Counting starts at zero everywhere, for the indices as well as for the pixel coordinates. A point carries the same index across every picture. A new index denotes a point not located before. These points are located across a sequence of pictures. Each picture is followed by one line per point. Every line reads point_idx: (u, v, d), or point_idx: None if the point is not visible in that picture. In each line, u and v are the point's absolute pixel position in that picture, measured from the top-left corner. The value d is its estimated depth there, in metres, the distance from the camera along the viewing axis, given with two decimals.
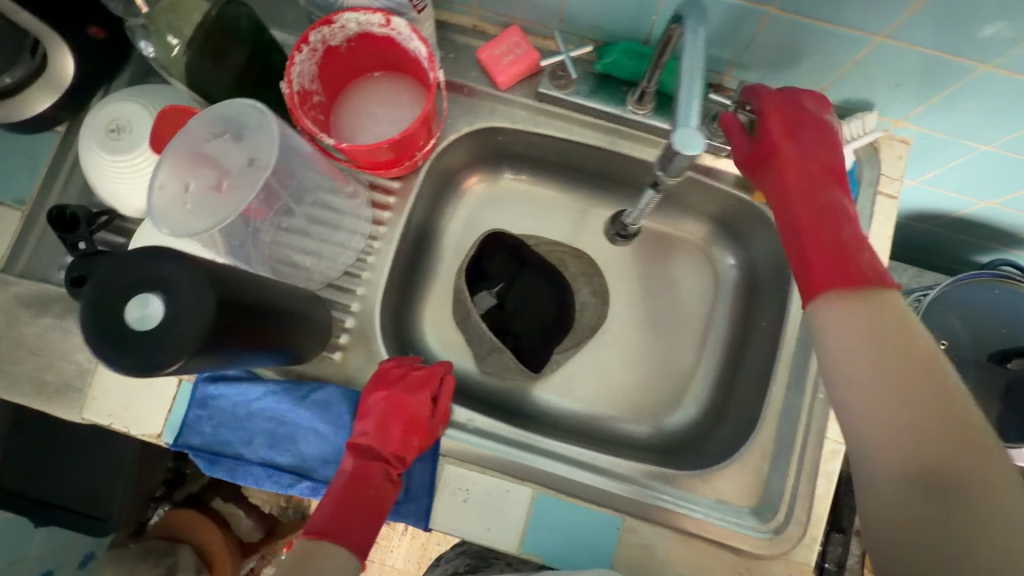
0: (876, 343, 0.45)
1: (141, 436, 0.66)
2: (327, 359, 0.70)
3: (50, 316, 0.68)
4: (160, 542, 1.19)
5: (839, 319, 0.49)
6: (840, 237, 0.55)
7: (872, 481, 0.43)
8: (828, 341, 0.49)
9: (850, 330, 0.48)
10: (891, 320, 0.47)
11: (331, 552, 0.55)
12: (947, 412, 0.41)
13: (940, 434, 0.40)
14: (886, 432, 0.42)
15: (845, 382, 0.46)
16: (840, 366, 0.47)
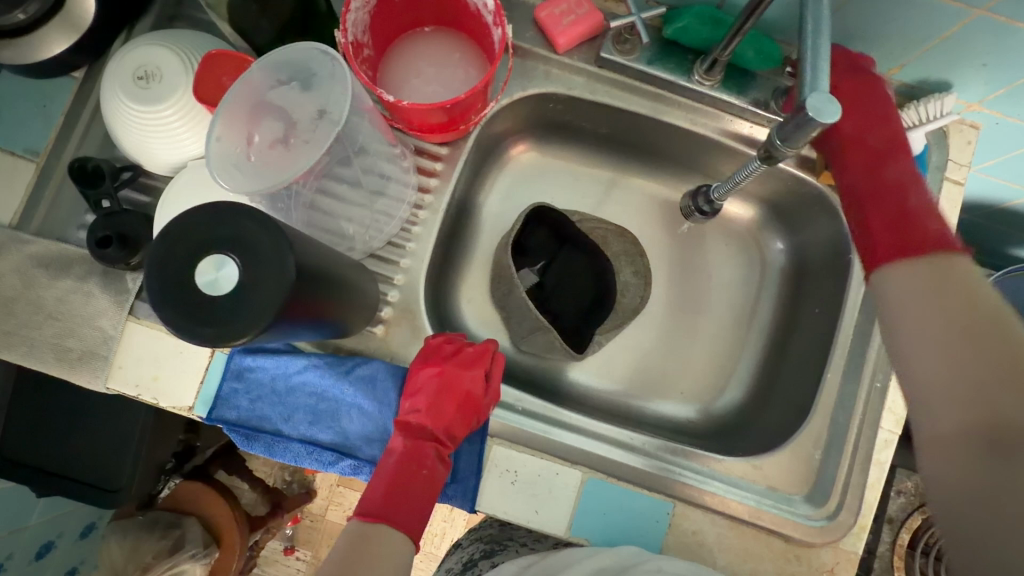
0: (937, 296, 0.44)
1: (172, 409, 0.63)
2: (370, 333, 0.66)
3: (71, 278, 0.63)
4: (167, 512, 1.15)
5: (899, 279, 0.47)
6: (904, 206, 0.53)
7: (935, 436, 0.40)
8: (889, 298, 0.47)
9: (911, 286, 0.46)
10: (959, 276, 0.44)
11: (384, 535, 0.55)
12: (1022, 368, 0.38)
13: (1012, 388, 0.38)
14: (952, 382, 0.40)
15: (908, 334, 0.44)
16: (904, 319, 0.45)
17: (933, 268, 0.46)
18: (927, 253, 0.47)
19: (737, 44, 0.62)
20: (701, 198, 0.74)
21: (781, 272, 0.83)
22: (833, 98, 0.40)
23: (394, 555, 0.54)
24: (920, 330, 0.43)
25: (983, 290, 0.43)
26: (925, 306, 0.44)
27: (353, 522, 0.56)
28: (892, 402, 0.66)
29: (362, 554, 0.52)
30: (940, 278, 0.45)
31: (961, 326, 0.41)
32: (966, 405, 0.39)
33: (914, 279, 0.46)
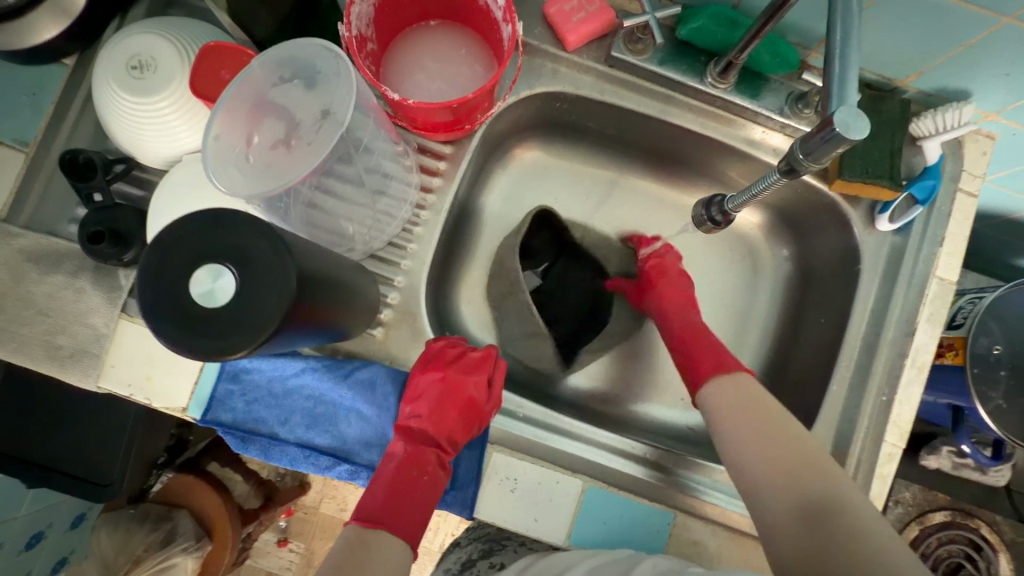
0: (754, 416, 0.57)
1: (165, 410, 0.61)
2: (369, 336, 0.65)
3: (61, 274, 0.61)
4: (158, 505, 1.15)
5: (719, 402, 0.60)
6: (682, 347, 0.68)
7: (761, 501, 0.52)
8: (726, 436, 0.57)
9: (731, 411, 0.58)
10: (759, 407, 0.57)
11: (383, 541, 0.54)
12: (797, 492, 0.50)
13: (795, 500, 0.50)
14: (765, 476, 0.53)
15: (737, 452, 0.56)
16: (753, 457, 0.54)
17: (730, 389, 0.60)
18: (724, 385, 0.61)
19: (753, 48, 0.60)
20: (715, 207, 0.68)
21: (787, 279, 0.81)
22: (863, 113, 0.38)
23: (391, 562, 0.53)
24: (731, 436, 0.57)
25: (772, 405, 0.58)
26: (738, 412, 0.58)
27: (349, 526, 0.55)
28: (898, 416, 0.65)
29: (358, 561, 0.51)
30: (753, 398, 0.58)
31: (768, 450, 0.54)
32: (785, 498, 0.50)
33: (723, 392, 0.60)
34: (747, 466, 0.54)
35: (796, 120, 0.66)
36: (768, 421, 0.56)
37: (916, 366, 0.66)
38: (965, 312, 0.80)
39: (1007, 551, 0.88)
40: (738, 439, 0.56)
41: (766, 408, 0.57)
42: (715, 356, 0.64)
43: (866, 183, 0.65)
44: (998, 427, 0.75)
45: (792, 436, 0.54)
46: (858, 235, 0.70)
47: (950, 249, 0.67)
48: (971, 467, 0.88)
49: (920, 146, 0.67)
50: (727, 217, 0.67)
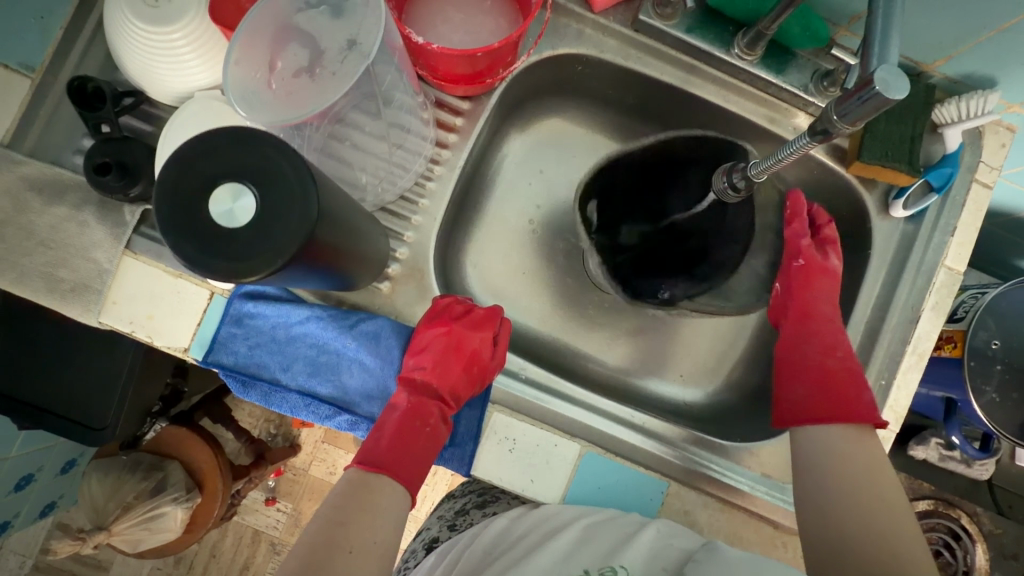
0: (858, 476, 0.55)
1: (166, 350, 0.61)
2: (375, 290, 0.64)
3: (65, 206, 0.60)
4: (150, 454, 1.14)
5: (819, 450, 0.58)
6: (824, 363, 0.63)
7: (846, 552, 0.52)
8: (813, 460, 0.58)
9: (831, 446, 0.58)
10: (867, 451, 0.57)
11: (385, 486, 0.54)
12: (889, 539, 0.51)
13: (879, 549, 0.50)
14: (852, 521, 0.53)
15: (825, 487, 0.56)
16: (837, 498, 0.55)
17: (850, 441, 0.58)
18: (839, 441, 0.58)
19: (783, 19, 0.59)
20: (737, 172, 0.59)
21: None
22: (903, 74, 0.38)
23: (393, 507, 0.53)
24: (825, 483, 0.56)
25: (878, 471, 0.55)
26: (834, 468, 0.56)
27: (351, 470, 0.55)
28: (894, 400, 0.66)
29: (361, 504, 0.52)
30: (864, 454, 0.57)
31: (862, 507, 0.53)
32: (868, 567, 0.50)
33: (834, 440, 0.58)
34: (836, 519, 0.54)
35: (819, 99, 0.65)
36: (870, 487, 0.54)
37: (917, 353, 0.66)
38: (965, 305, 0.81)
39: (985, 543, 0.91)
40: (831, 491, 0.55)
41: (872, 471, 0.55)
42: (845, 402, 0.60)
43: (884, 167, 0.65)
44: (989, 420, 0.76)
45: (889, 480, 0.55)
46: (871, 220, 0.70)
47: (961, 239, 0.67)
48: (957, 461, 0.90)
49: (940, 134, 0.67)
50: (751, 183, 0.58)
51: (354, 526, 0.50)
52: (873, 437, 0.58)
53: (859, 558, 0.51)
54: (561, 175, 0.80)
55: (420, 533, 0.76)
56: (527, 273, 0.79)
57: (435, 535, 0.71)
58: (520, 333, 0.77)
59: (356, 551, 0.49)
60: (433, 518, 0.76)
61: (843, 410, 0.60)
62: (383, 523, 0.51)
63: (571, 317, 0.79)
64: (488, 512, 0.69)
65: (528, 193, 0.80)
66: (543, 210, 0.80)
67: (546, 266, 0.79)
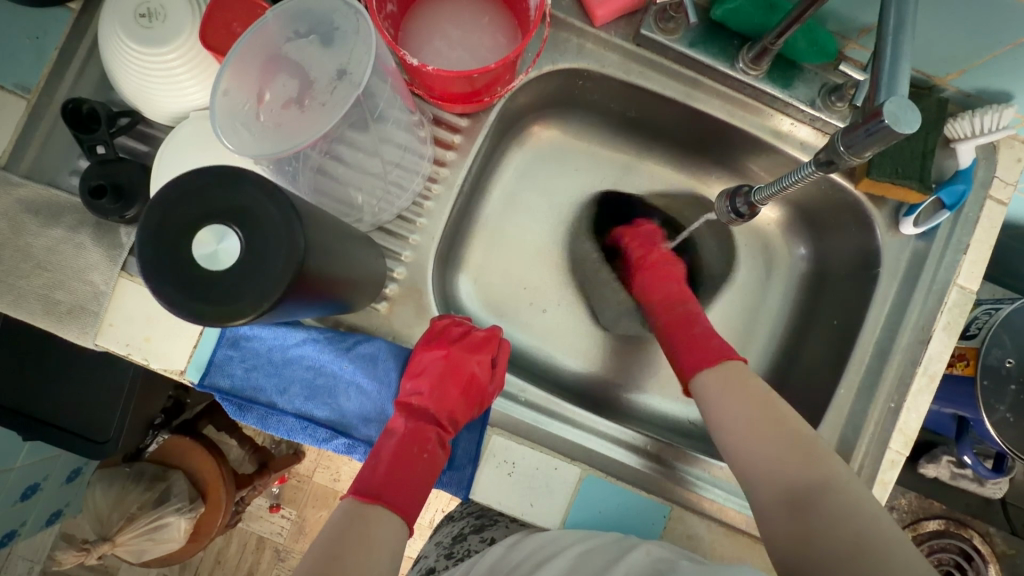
0: (754, 409, 0.56)
1: (162, 372, 0.60)
2: (372, 310, 0.63)
3: (61, 228, 0.60)
4: (153, 465, 1.15)
5: (714, 387, 0.60)
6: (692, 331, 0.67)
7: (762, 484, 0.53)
8: (710, 405, 0.59)
9: (726, 392, 0.58)
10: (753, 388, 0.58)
11: (382, 516, 0.53)
12: (801, 460, 0.52)
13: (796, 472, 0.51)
14: (754, 454, 0.54)
15: (731, 426, 0.57)
16: (738, 438, 0.56)
17: (728, 375, 0.60)
18: (721, 373, 0.60)
19: (790, 34, 0.58)
20: (739, 198, 0.62)
21: (801, 277, 0.78)
22: (914, 106, 0.36)
23: (390, 537, 0.52)
24: (720, 412, 0.58)
25: (767, 398, 0.57)
26: (734, 400, 0.58)
27: (348, 499, 0.54)
28: (904, 423, 0.64)
29: (357, 536, 0.51)
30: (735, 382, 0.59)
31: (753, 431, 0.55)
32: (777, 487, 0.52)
33: (718, 378, 0.60)
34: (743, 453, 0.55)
35: (827, 114, 0.64)
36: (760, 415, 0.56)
37: (928, 374, 0.65)
38: (978, 322, 0.79)
39: (997, 563, 0.89)
40: (727, 423, 0.57)
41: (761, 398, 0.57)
42: (709, 345, 0.64)
43: (895, 185, 0.63)
44: (1003, 441, 0.73)
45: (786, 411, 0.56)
46: (880, 237, 0.68)
47: (974, 257, 0.65)
48: (970, 479, 0.88)
49: (953, 149, 0.65)
50: (753, 208, 0.60)
51: (349, 559, 0.49)
52: (738, 365, 0.61)
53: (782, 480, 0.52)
54: (562, 190, 0.79)
55: (419, 560, 0.75)
56: (528, 289, 0.78)
57: (432, 565, 0.70)
58: (521, 350, 0.75)
59: None
60: (433, 543, 0.75)
61: (699, 352, 0.64)
62: (380, 554, 0.50)
63: (571, 333, 0.77)
64: (486, 538, 0.69)
65: (528, 207, 0.79)
66: (544, 225, 0.79)
67: (547, 281, 0.78)
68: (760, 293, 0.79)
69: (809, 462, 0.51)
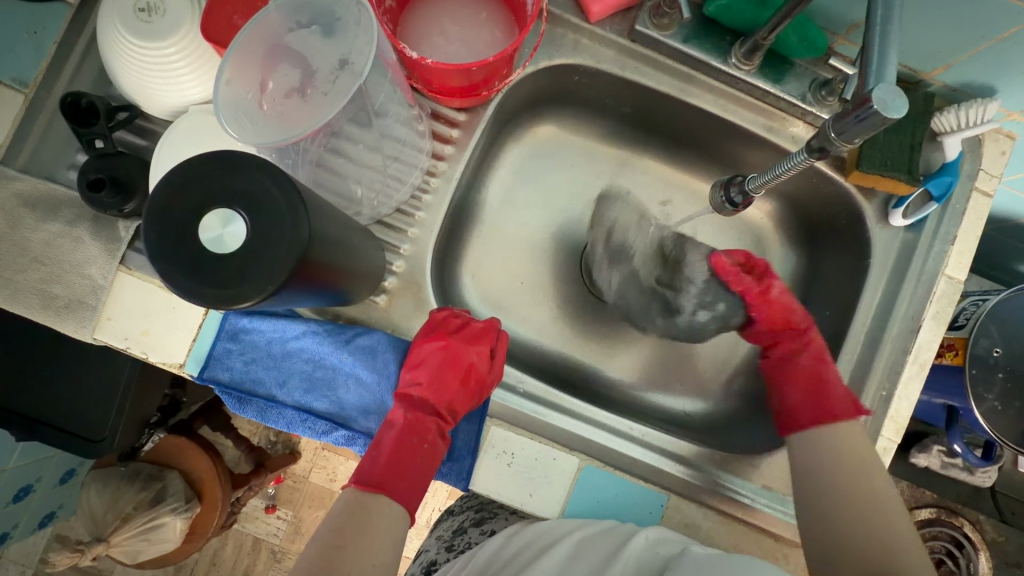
0: (852, 468, 0.59)
1: (161, 365, 0.60)
2: (371, 303, 0.64)
3: (59, 222, 0.60)
4: (149, 464, 1.15)
5: (816, 448, 0.62)
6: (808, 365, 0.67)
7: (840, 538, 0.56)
8: (807, 456, 0.62)
9: (824, 448, 0.61)
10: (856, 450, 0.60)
11: (384, 505, 0.54)
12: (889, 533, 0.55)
13: (881, 545, 0.54)
14: (841, 512, 0.57)
15: (817, 483, 0.60)
16: (825, 479, 0.59)
17: (845, 438, 0.61)
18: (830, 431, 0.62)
19: (780, 29, 0.59)
20: (733, 187, 0.63)
21: (794, 270, 0.80)
22: (900, 91, 0.38)
23: (391, 527, 0.53)
24: (818, 471, 0.60)
25: (869, 469, 0.59)
26: (829, 464, 0.60)
27: (349, 489, 0.55)
28: (895, 410, 0.65)
29: (359, 525, 0.51)
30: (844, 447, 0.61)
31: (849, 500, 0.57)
32: (866, 549, 0.54)
33: (829, 442, 0.62)
34: (827, 506, 0.58)
35: (818, 108, 0.65)
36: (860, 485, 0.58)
37: (918, 363, 0.66)
38: (965, 312, 0.81)
39: (988, 551, 0.90)
40: (824, 482, 0.59)
41: (864, 466, 0.59)
42: (824, 398, 0.64)
43: (883, 177, 0.64)
44: (992, 429, 0.75)
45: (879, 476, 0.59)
46: (870, 229, 0.69)
47: (961, 247, 0.67)
48: (960, 468, 0.89)
49: (940, 142, 0.67)
50: (746, 198, 0.62)
51: (352, 547, 0.50)
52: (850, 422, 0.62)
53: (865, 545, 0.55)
54: (559, 185, 0.80)
55: (418, 556, 0.76)
56: (525, 282, 0.78)
57: (432, 558, 0.71)
58: (519, 343, 0.76)
59: None
60: (432, 539, 0.76)
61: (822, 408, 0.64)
62: (380, 543, 0.51)
63: (567, 327, 0.78)
64: (486, 531, 0.69)
65: (525, 201, 0.79)
66: (541, 219, 0.80)
67: (544, 275, 0.79)
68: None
69: (890, 541, 0.54)
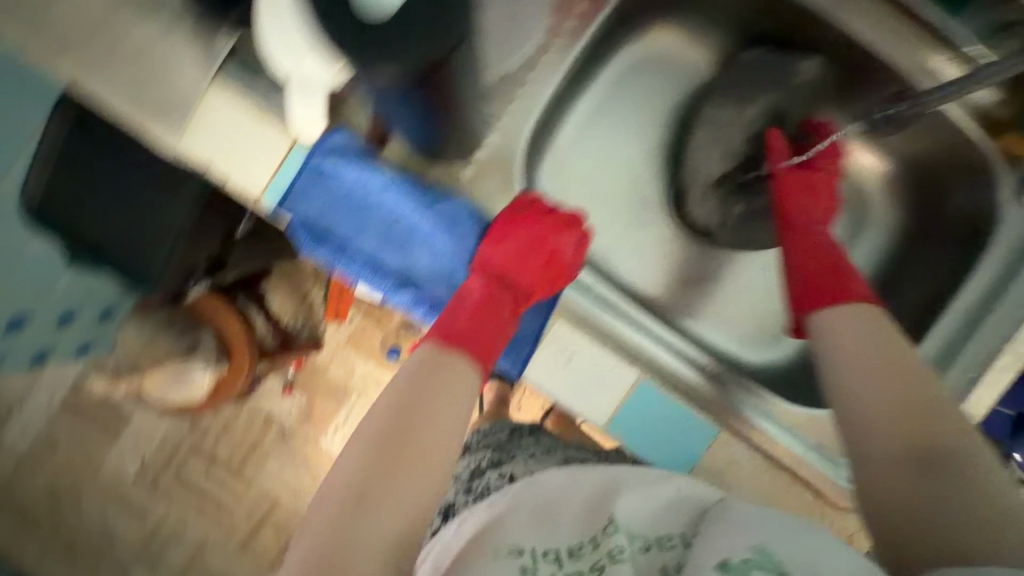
0: (874, 349, 0.50)
1: (238, 192, 0.59)
2: (457, 174, 0.61)
3: (158, 20, 0.57)
4: (184, 317, 1.17)
5: (835, 326, 0.54)
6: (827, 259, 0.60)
7: (871, 448, 0.46)
8: (829, 335, 0.54)
9: (850, 328, 0.53)
10: (882, 333, 0.51)
11: (460, 367, 0.50)
12: (918, 418, 0.45)
13: (913, 438, 0.44)
14: (873, 403, 0.47)
15: (848, 377, 0.50)
16: (851, 362, 0.50)
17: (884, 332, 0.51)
18: (852, 315, 0.54)
19: None
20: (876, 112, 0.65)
21: (892, 238, 0.75)
22: None
23: (463, 390, 0.49)
24: (851, 358, 0.50)
25: (904, 355, 0.49)
26: (869, 367, 0.49)
27: (424, 346, 0.51)
28: (976, 396, 0.62)
29: (432, 386, 0.47)
30: (875, 342, 0.51)
31: (877, 379, 0.48)
32: (899, 441, 0.45)
33: (848, 322, 0.53)
34: (861, 391, 0.48)
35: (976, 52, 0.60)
36: (892, 362, 0.49)
37: (1015, 352, 0.61)
38: None
39: None
40: (854, 360, 0.50)
41: (898, 357, 0.49)
42: (839, 287, 0.57)
43: None
44: None
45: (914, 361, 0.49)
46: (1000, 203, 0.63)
47: None
48: None
49: None
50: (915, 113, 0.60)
51: (422, 407, 0.45)
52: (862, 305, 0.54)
53: (908, 446, 0.44)
54: (659, 104, 0.76)
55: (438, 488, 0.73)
56: (605, 198, 0.76)
57: (449, 501, 0.65)
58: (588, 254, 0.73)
59: (424, 433, 0.44)
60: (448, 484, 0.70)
61: (828, 291, 0.57)
62: (449, 405, 0.47)
63: (637, 253, 0.76)
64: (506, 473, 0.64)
65: (622, 116, 0.76)
66: (633, 134, 0.76)
67: (626, 195, 0.76)
68: (845, 249, 0.76)
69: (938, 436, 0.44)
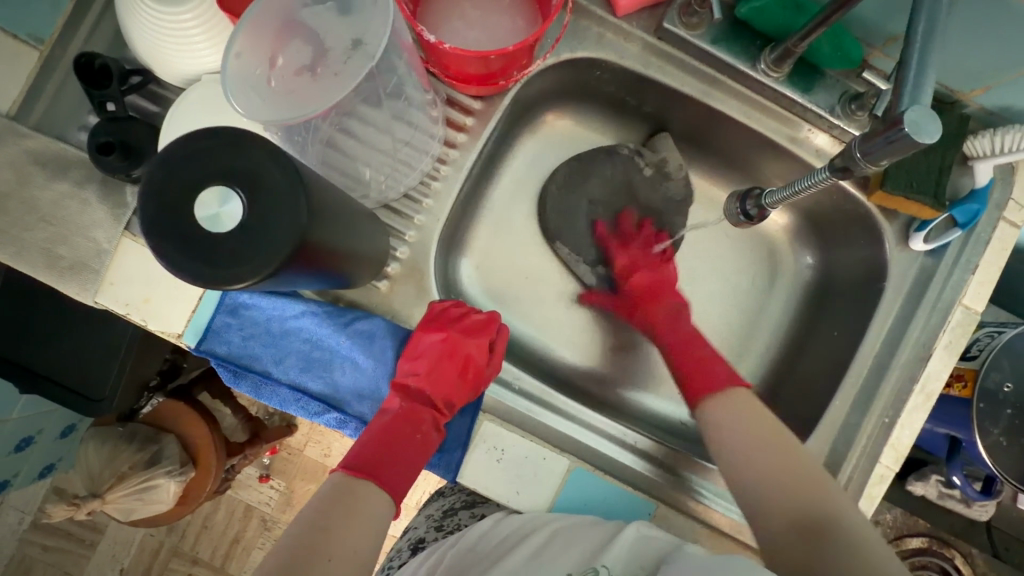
0: (761, 433, 0.57)
1: (159, 334, 0.60)
2: (372, 288, 0.63)
3: (67, 182, 0.59)
4: (145, 427, 1.13)
5: (716, 412, 0.60)
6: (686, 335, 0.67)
7: (768, 529, 0.53)
8: (712, 425, 0.60)
9: (730, 411, 0.59)
10: (753, 412, 0.59)
11: (371, 493, 0.53)
12: (799, 494, 0.53)
13: (805, 517, 0.51)
14: (768, 481, 0.54)
15: (742, 459, 0.57)
16: (741, 445, 0.57)
17: (759, 418, 0.58)
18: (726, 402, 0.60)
19: (814, 38, 0.57)
20: (750, 200, 0.66)
21: (805, 285, 0.78)
22: (935, 117, 0.38)
23: (378, 514, 0.52)
24: (742, 446, 0.57)
25: (781, 434, 0.57)
26: (762, 454, 0.56)
27: (337, 473, 0.55)
28: (896, 439, 0.64)
29: (342, 510, 0.51)
30: (758, 422, 0.58)
31: (769, 461, 0.55)
32: (792, 516, 0.52)
33: (736, 408, 0.59)
34: (755, 478, 0.55)
35: (846, 122, 0.63)
36: (777, 444, 0.56)
37: (924, 392, 0.64)
38: (978, 342, 0.79)
39: None
40: (740, 440, 0.57)
41: (775, 434, 0.57)
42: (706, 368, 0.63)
43: (908, 199, 0.63)
44: (995, 465, 0.73)
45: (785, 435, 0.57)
46: (889, 251, 0.67)
47: (982, 277, 0.65)
48: (957, 499, 0.88)
49: (970, 167, 0.65)
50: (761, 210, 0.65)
51: (326, 539, 0.49)
52: (738, 393, 0.61)
53: (794, 517, 0.52)
54: None
55: (406, 533, 0.73)
56: (530, 277, 0.77)
57: (420, 536, 0.69)
58: (517, 337, 0.75)
59: (334, 561, 0.48)
60: (420, 516, 0.74)
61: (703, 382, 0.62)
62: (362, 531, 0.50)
63: (567, 328, 0.77)
64: (476, 513, 0.67)
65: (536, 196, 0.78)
66: None
67: (550, 273, 0.78)
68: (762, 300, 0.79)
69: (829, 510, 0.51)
